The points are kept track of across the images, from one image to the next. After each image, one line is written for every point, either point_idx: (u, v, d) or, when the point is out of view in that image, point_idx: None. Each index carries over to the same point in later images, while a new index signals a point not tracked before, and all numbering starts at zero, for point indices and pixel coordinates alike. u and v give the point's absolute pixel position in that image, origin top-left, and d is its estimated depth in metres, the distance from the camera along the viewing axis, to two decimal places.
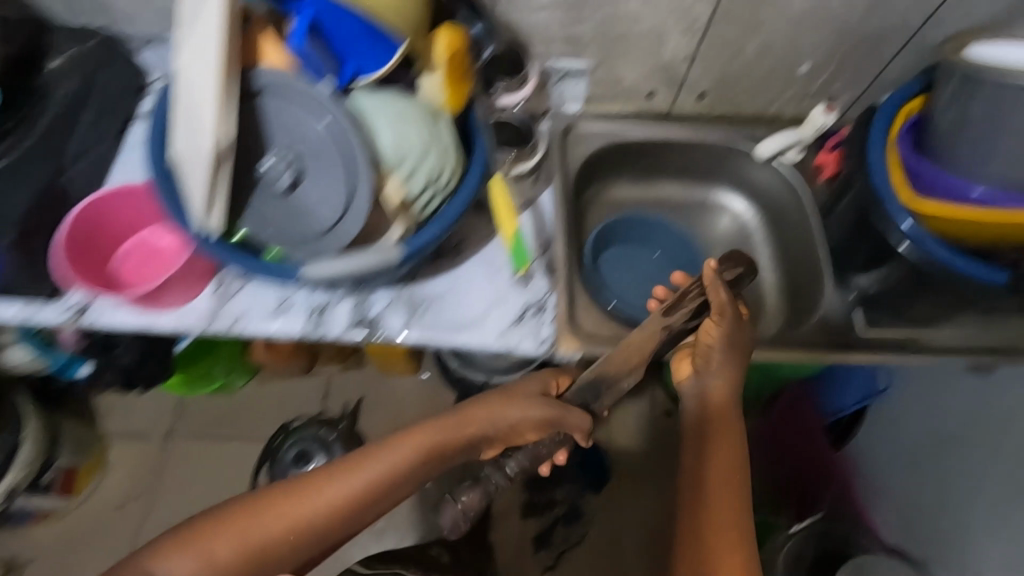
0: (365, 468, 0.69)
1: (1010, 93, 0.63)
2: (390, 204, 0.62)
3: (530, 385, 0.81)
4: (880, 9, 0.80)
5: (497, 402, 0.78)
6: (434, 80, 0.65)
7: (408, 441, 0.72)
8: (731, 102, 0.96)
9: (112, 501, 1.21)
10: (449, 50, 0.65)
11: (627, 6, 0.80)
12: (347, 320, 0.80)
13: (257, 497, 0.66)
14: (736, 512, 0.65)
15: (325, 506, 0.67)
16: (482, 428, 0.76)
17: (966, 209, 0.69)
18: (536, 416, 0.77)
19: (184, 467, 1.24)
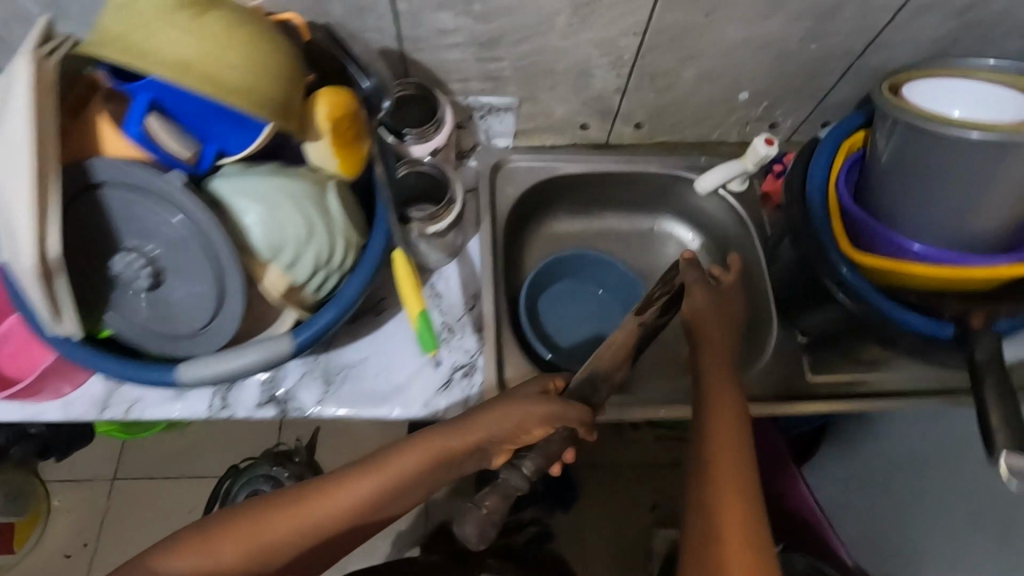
0: (377, 473, 0.59)
1: (950, 152, 0.57)
2: (273, 294, 0.56)
3: (533, 387, 0.62)
4: (819, 38, 0.73)
5: (509, 403, 0.60)
6: (320, 148, 0.58)
7: (418, 446, 0.59)
8: (671, 130, 0.90)
9: (62, 550, 1.26)
10: (334, 114, 0.57)
11: (546, 43, 0.72)
12: (255, 398, 0.73)
13: (266, 500, 0.57)
14: (744, 497, 0.57)
15: (340, 508, 0.58)
16: (494, 435, 0.59)
17: (906, 265, 0.63)
18: (550, 418, 0.60)
19: (133, 510, 1.28)
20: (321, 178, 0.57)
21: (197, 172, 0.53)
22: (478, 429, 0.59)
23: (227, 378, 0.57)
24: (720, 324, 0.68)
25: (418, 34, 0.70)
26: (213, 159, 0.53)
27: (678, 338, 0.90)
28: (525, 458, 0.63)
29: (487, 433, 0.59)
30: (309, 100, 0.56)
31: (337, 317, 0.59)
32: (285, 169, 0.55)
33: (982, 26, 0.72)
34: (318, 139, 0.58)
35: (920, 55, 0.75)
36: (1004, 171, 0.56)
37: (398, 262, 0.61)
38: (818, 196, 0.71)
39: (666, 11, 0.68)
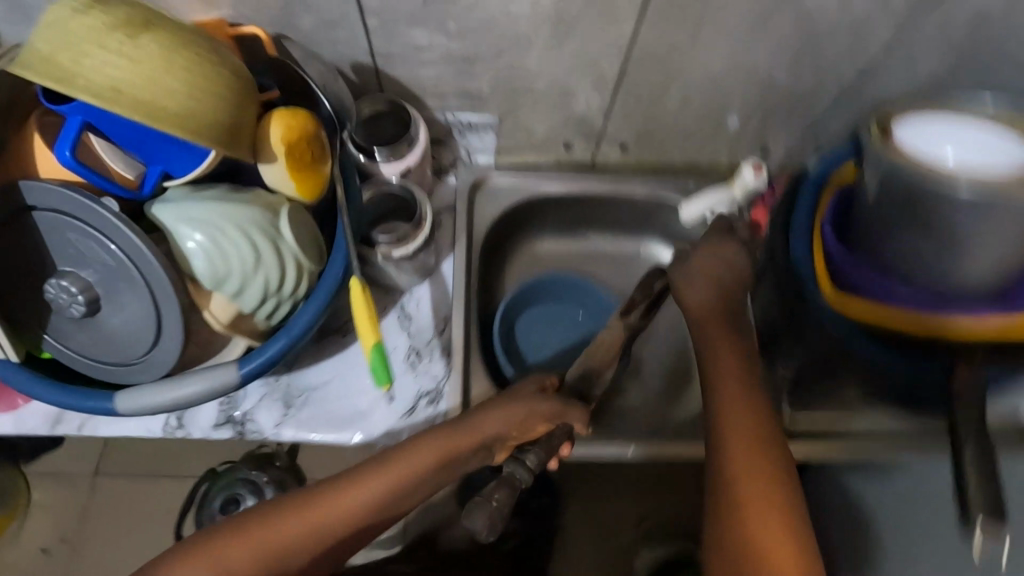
0: (390, 472, 0.59)
1: (937, 202, 0.54)
2: (218, 322, 0.54)
3: (532, 385, 0.67)
4: (809, 66, 0.70)
5: (515, 401, 0.64)
6: (276, 171, 0.56)
7: (429, 444, 0.60)
8: (659, 152, 0.87)
9: (34, 550, 1.22)
10: (289, 137, 0.55)
11: (524, 62, 0.69)
12: (213, 418, 0.72)
13: (271, 509, 0.57)
14: (778, 501, 0.56)
15: (356, 507, 0.58)
16: (503, 431, 0.62)
17: (890, 314, 0.61)
18: (551, 415, 0.64)
19: (109, 513, 1.24)
20: (273, 202, 0.55)
21: (139, 195, 0.51)
22: (489, 425, 0.62)
23: (171, 408, 0.54)
24: (728, 326, 0.66)
25: (391, 50, 0.68)
26: (158, 180, 0.51)
27: (658, 369, 0.87)
28: (529, 452, 0.60)
29: (497, 429, 0.62)
30: (262, 123, 0.54)
31: (288, 347, 0.57)
32: (233, 194, 0.53)
33: (985, 62, 0.68)
34: (273, 162, 0.55)
35: (919, 88, 0.72)
36: (993, 225, 0.54)
37: (354, 291, 0.59)
38: (802, 234, 0.68)
39: (649, 33, 0.65)
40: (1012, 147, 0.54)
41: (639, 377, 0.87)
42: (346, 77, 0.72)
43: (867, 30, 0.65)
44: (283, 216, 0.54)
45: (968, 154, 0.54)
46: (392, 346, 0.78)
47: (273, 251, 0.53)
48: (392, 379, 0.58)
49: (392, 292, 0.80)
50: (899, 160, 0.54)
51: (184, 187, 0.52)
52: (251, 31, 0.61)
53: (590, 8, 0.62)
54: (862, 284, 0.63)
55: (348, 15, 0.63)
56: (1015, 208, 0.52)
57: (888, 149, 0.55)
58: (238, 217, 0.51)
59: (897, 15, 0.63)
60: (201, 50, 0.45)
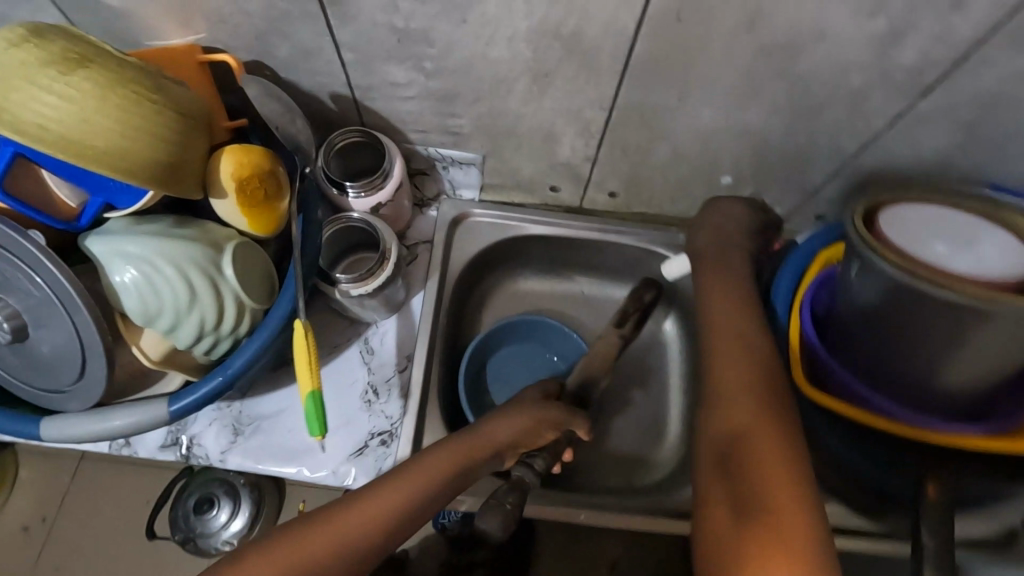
0: (416, 477, 0.56)
1: (917, 303, 0.49)
2: (149, 357, 0.53)
3: (535, 394, 0.69)
4: (806, 133, 0.66)
5: (525, 408, 0.66)
6: (228, 207, 0.55)
7: (450, 447, 0.59)
8: (650, 203, 0.83)
9: (15, 527, 1.21)
10: (240, 173, 0.54)
11: (504, 106, 0.67)
12: (162, 437, 0.70)
13: (288, 529, 0.50)
14: (792, 493, 0.46)
15: (386, 518, 0.52)
16: (517, 435, 0.63)
17: (861, 416, 0.55)
18: (555, 421, 0.66)
19: (90, 496, 1.23)
20: (218, 239, 0.53)
21: (76, 225, 0.50)
22: (505, 428, 0.63)
23: (97, 438, 0.54)
24: (738, 324, 0.61)
25: (369, 83, 0.65)
26: (99, 211, 0.50)
27: (629, 427, 0.83)
28: (537, 455, 0.64)
29: (511, 434, 0.63)
30: (213, 159, 0.53)
31: (224, 385, 0.56)
32: (175, 229, 0.51)
33: (992, 144, 0.64)
34: (222, 197, 0.54)
35: (923, 163, 0.67)
36: (976, 338, 0.47)
37: (297, 334, 0.57)
38: (781, 313, 0.64)
39: (634, 89, 0.62)
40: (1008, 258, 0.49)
41: (609, 435, 0.83)
42: (325, 105, 0.70)
43: (867, 104, 0.61)
44: (227, 254, 0.53)
45: (958, 256, 0.50)
46: (351, 380, 0.75)
47: (211, 290, 0.52)
48: (325, 430, 0.57)
49: (358, 324, 0.78)
50: (888, 257, 0.49)
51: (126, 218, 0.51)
52: (224, 58, 0.60)
53: (570, 60, 0.59)
54: (836, 379, 0.58)
55: (322, 49, 0.61)
56: (1004, 322, 0.45)
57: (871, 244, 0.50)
58: (176, 252, 0.50)
59: (901, 91, 0.59)
60: (139, 88, 0.44)
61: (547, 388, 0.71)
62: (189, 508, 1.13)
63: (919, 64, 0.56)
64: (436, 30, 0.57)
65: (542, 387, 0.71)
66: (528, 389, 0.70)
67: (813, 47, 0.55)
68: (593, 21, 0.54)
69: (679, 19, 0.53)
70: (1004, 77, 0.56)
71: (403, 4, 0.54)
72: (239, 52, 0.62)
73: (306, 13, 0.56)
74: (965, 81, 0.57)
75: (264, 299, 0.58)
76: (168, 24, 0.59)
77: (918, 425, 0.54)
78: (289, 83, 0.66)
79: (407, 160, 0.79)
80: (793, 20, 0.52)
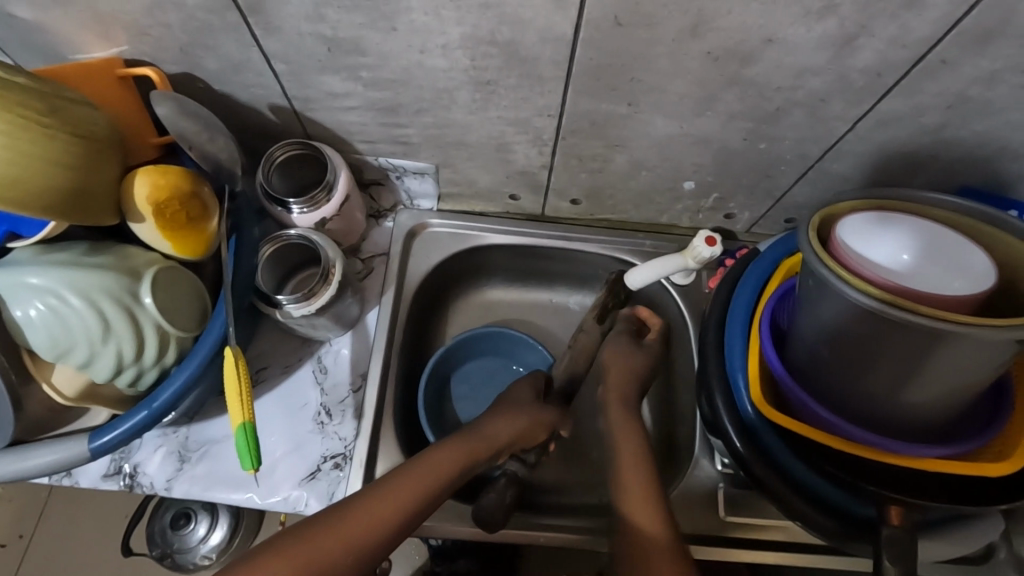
0: (422, 476, 0.55)
1: (877, 326, 0.45)
2: (64, 393, 0.52)
3: (527, 391, 0.71)
4: (765, 138, 0.63)
5: (521, 411, 0.67)
6: (148, 231, 0.55)
7: (454, 445, 0.60)
8: (614, 210, 0.80)
9: None
10: (157, 196, 0.54)
11: (450, 116, 0.64)
12: (105, 468, 0.67)
13: (299, 529, 0.48)
14: None
15: (396, 517, 0.51)
16: (516, 435, 0.65)
17: (814, 436, 0.53)
18: (547, 421, 0.69)
19: (68, 512, 1.19)
20: (136, 266, 0.53)
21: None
22: (505, 428, 0.65)
23: (13, 478, 0.51)
24: (632, 430, 0.66)
25: (306, 94, 0.62)
26: (3, 240, 0.51)
27: (599, 440, 0.81)
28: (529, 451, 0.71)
29: (510, 432, 0.65)
30: (126, 181, 0.54)
31: (150, 419, 0.53)
32: (87, 258, 0.50)
33: (958, 147, 0.61)
34: (141, 221, 0.55)
35: (890, 165, 0.64)
36: (934, 361, 0.44)
37: (227, 362, 0.55)
38: (739, 333, 0.63)
39: (582, 97, 0.59)
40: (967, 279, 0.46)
41: (578, 451, 0.80)
42: (265, 117, 0.67)
43: (827, 109, 0.58)
44: (145, 281, 0.52)
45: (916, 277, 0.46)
46: (302, 400, 0.72)
47: (127, 319, 0.51)
48: (259, 463, 0.54)
49: (311, 343, 0.75)
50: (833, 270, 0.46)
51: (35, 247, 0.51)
52: (146, 71, 0.57)
53: (510, 68, 0.56)
54: (794, 399, 0.56)
55: (252, 61, 0.58)
56: (964, 347, 0.43)
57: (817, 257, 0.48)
58: (87, 281, 0.49)
59: (861, 94, 0.56)
60: (27, 111, 0.45)
61: (536, 381, 0.74)
62: (166, 522, 1.09)
63: (877, 66, 0.52)
64: (366, 39, 0.54)
65: (533, 380, 0.73)
66: (518, 386, 0.72)
67: (763, 50, 0.52)
68: (528, 28, 0.51)
69: (618, 24, 0.50)
70: (967, 77, 0.53)
71: (326, 13, 0.51)
72: (165, 64, 0.59)
73: (227, 24, 0.53)
74: (930, 81, 0.53)
75: (194, 326, 0.57)
76: (85, 38, 0.55)
77: (876, 448, 0.52)
78: (223, 95, 0.63)
79: (359, 171, 0.76)
80: (740, 23, 0.49)
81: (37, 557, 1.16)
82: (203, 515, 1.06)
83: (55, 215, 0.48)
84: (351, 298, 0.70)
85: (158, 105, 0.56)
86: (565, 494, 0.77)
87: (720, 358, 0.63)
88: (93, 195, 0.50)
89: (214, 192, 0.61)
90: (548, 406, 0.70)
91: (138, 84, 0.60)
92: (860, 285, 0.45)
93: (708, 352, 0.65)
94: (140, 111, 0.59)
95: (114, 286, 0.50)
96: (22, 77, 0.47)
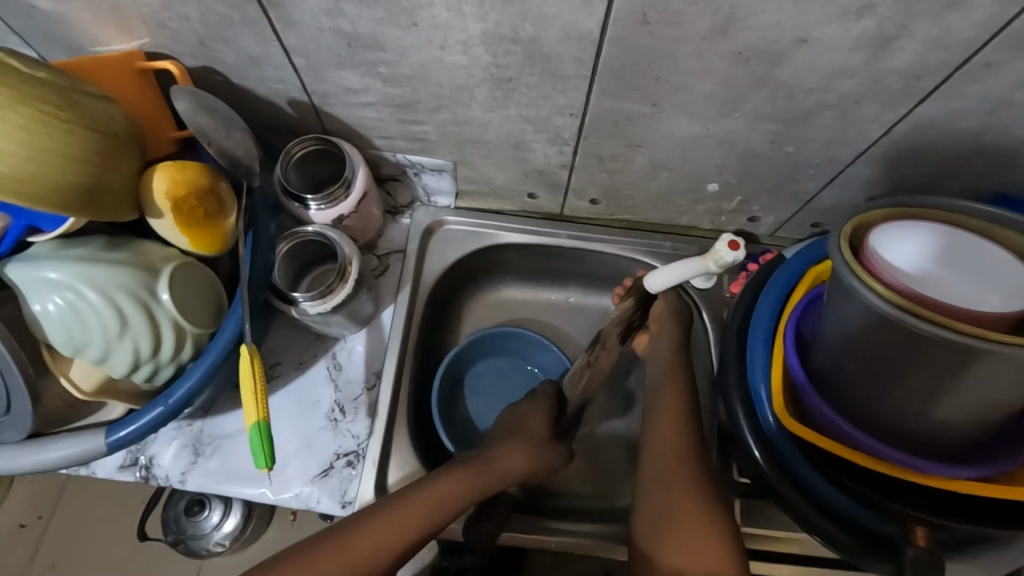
0: (434, 498, 0.56)
1: (911, 343, 0.43)
2: (82, 388, 0.52)
3: (541, 421, 0.68)
4: (793, 141, 0.61)
5: (538, 447, 0.65)
6: (166, 227, 0.55)
7: (464, 476, 0.59)
8: (633, 211, 0.78)
9: (12, 525, 1.19)
10: (174, 192, 0.54)
11: (469, 113, 0.63)
12: (120, 459, 0.67)
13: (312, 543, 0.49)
14: None
15: (407, 537, 0.52)
16: (527, 469, 0.64)
17: (837, 451, 0.51)
18: (558, 465, 0.67)
19: (86, 496, 1.20)
20: (154, 262, 0.53)
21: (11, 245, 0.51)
22: (518, 464, 0.63)
23: (30, 471, 0.52)
24: (677, 404, 0.62)
25: (324, 89, 0.61)
26: (25, 234, 0.51)
27: (612, 443, 0.80)
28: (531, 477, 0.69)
29: (521, 471, 0.63)
30: (146, 177, 0.54)
31: (166, 415, 0.54)
32: (104, 253, 0.51)
33: (996, 154, 0.58)
34: (159, 217, 0.55)
35: (922, 171, 0.62)
36: (966, 381, 0.43)
37: (242, 359, 0.55)
38: (763, 339, 0.61)
39: (604, 96, 0.58)
40: (998, 296, 0.45)
41: (590, 454, 0.79)
42: (283, 111, 0.66)
43: (859, 112, 0.56)
44: (162, 277, 0.52)
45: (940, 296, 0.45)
46: (316, 397, 0.71)
47: (143, 316, 0.51)
48: (272, 462, 0.54)
49: (325, 339, 0.75)
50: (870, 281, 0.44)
51: (55, 242, 0.51)
52: (165, 65, 0.57)
53: (532, 66, 0.55)
54: (817, 410, 0.54)
55: (270, 55, 0.57)
56: (1000, 365, 0.40)
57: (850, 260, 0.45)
58: (105, 277, 0.49)
59: (897, 97, 0.54)
60: (45, 106, 0.45)
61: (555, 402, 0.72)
62: (178, 509, 1.08)
63: (914, 69, 0.50)
64: (386, 34, 0.53)
65: (552, 403, 0.71)
66: (535, 407, 0.70)
67: (795, 51, 0.50)
68: (551, 25, 0.50)
69: (645, 22, 0.49)
70: (1009, 82, 0.50)
71: (346, 8, 0.50)
72: (184, 57, 0.58)
73: (246, 18, 0.52)
74: (970, 86, 0.51)
75: (210, 322, 0.57)
76: (105, 30, 0.55)
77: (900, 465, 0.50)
78: (241, 89, 0.63)
79: (377, 166, 0.75)
80: (772, 23, 0.47)
81: (57, 540, 1.17)
82: (217, 503, 1.06)
83: (74, 211, 0.48)
84: (365, 295, 0.69)
85: (175, 102, 0.55)
86: (576, 498, 0.76)
87: (740, 366, 0.62)
88: (112, 191, 0.51)
89: (231, 188, 0.61)
90: (559, 445, 0.68)
91: (157, 77, 0.59)
92: (897, 299, 0.42)
93: (730, 357, 0.63)
94: (157, 104, 0.59)
95: (132, 284, 0.50)
96: (43, 72, 0.47)
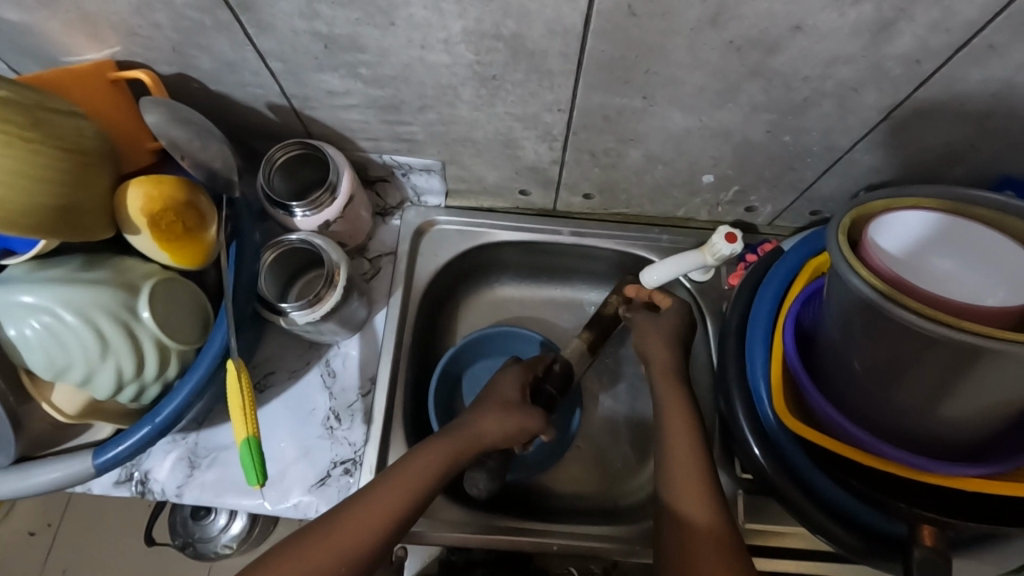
0: (411, 476, 0.54)
1: (909, 338, 0.42)
2: (67, 411, 0.52)
3: (513, 385, 0.66)
4: (790, 131, 0.59)
5: (511, 412, 0.63)
6: (145, 242, 0.54)
7: (440, 448, 0.57)
8: (628, 205, 0.77)
9: (22, 531, 1.19)
10: (150, 208, 0.53)
11: (454, 112, 0.61)
12: (115, 475, 0.66)
13: (294, 539, 0.48)
14: None
15: (387, 520, 0.51)
16: (502, 436, 0.62)
17: (839, 449, 0.50)
18: (535, 428, 0.63)
19: (95, 501, 1.20)
20: (134, 280, 0.52)
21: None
22: (492, 429, 0.61)
23: (20, 496, 0.52)
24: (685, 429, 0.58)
25: (305, 93, 0.60)
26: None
27: (611, 438, 0.79)
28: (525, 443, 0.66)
29: (497, 433, 0.61)
30: (120, 193, 0.53)
31: (154, 434, 0.53)
32: (81, 274, 0.50)
33: (1002, 137, 0.56)
34: (136, 232, 0.54)
35: (925, 157, 0.60)
36: (975, 374, 0.41)
37: (230, 375, 0.54)
38: (763, 334, 0.60)
39: (594, 90, 0.56)
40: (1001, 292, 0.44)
41: (590, 453, 0.78)
42: (264, 116, 0.64)
43: (858, 99, 0.54)
44: (143, 296, 0.51)
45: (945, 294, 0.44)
46: (311, 405, 0.70)
47: (125, 335, 0.50)
48: (264, 479, 0.53)
49: (318, 346, 0.73)
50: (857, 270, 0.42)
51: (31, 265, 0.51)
52: (138, 74, 0.55)
53: (516, 63, 0.53)
54: (820, 408, 0.53)
55: (247, 61, 0.55)
56: (1003, 362, 0.39)
57: (838, 244, 0.44)
58: (83, 299, 0.48)
59: (897, 82, 0.52)
60: (10, 128, 0.44)
61: (533, 371, 0.69)
62: (185, 513, 1.08)
63: (916, 54, 0.48)
64: (363, 35, 0.51)
65: (528, 370, 0.69)
66: (505, 374, 0.67)
67: (790, 38, 0.48)
68: (534, 20, 0.48)
69: (632, 14, 0.47)
70: (1014, 64, 0.48)
71: (320, 9, 0.48)
72: (158, 65, 0.56)
73: (218, 23, 0.50)
74: (975, 68, 0.49)
75: (197, 337, 0.56)
76: (75, 39, 0.53)
77: (892, 459, 0.50)
78: (220, 95, 0.61)
79: (364, 168, 0.74)
80: (765, 11, 0.45)
81: (67, 547, 1.17)
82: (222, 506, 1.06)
83: (48, 233, 0.47)
84: (357, 301, 0.68)
85: (146, 114, 0.54)
86: (583, 499, 0.75)
87: (741, 362, 0.61)
88: (87, 208, 0.50)
89: (212, 201, 0.60)
90: (534, 409, 0.64)
91: (131, 86, 0.58)
92: (886, 290, 0.41)
93: (729, 352, 0.62)
94: (134, 116, 0.58)
95: (110, 302, 0.49)
96: (6, 90, 0.45)
